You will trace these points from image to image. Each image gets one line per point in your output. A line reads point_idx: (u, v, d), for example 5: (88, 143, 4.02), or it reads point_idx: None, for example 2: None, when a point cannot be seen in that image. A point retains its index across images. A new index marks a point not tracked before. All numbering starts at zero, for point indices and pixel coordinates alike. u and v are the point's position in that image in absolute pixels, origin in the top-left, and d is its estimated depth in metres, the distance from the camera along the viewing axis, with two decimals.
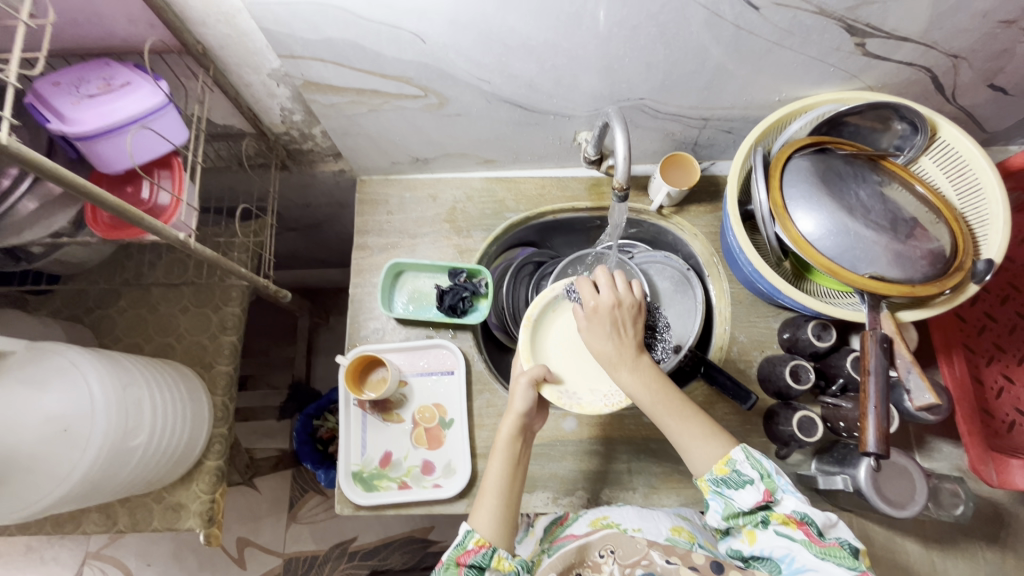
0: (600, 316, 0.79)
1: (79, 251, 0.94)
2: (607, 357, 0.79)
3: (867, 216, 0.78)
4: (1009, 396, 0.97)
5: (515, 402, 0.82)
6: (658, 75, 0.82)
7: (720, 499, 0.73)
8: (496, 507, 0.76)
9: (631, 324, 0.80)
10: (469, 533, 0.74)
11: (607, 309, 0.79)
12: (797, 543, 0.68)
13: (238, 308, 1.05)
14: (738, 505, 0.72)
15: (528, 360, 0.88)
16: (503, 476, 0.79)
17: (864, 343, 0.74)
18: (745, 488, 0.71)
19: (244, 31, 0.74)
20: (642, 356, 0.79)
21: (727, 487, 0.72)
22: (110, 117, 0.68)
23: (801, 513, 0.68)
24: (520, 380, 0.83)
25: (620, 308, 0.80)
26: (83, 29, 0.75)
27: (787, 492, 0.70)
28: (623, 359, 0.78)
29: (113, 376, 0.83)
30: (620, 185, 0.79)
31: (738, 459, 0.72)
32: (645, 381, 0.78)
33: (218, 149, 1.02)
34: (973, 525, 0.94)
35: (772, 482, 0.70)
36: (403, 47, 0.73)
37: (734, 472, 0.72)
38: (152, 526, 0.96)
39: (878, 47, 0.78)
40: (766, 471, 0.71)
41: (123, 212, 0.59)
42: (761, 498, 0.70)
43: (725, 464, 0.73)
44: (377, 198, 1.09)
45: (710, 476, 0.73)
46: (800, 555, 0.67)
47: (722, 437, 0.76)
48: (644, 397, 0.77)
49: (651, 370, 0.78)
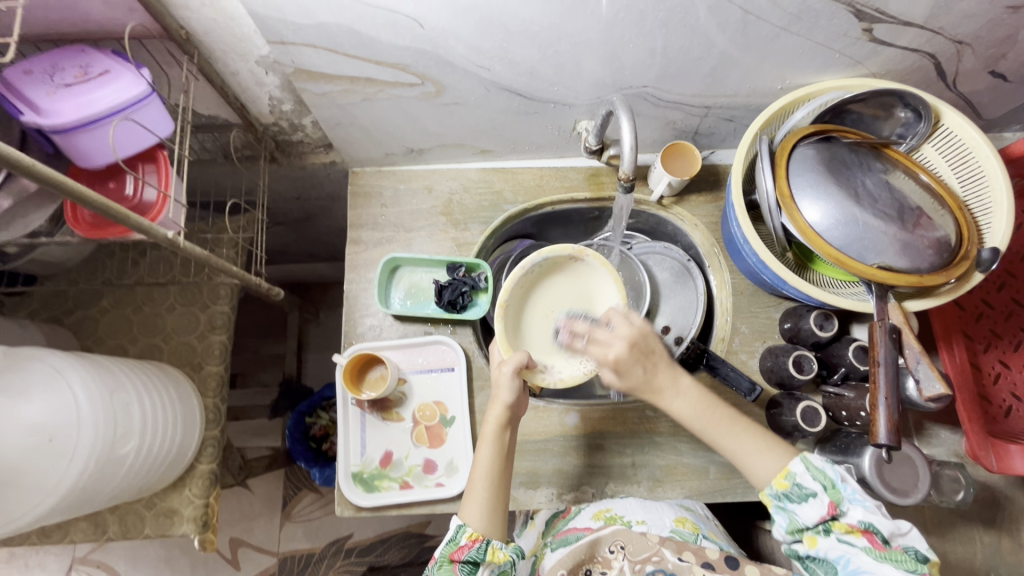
0: (625, 366, 0.76)
1: (57, 250, 0.90)
2: (650, 392, 0.77)
3: (874, 205, 0.77)
4: (1005, 382, 0.99)
5: (502, 393, 0.80)
6: (662, 62, 0.80)
7: (783, 512, 0.71)
8: (486, 497, 0.76)
9: (655, 355, 0.77)
10: (461, 527, 0.74)
11: (628, 358, 0.76)
12: (858, 548, 0.65)
13: (228, 306, 1.01)
14: (802, 519, 0.69)
15: (506, 350, 0.86)
16: (492, 464, 0.78)
17: (872, 334, 0.74)
18: (809, 502, 0.69)
19: (231, 15, 0.70)
20: (680, 376, 0.78)
21: (789, 501, 0.70)
22: (90, 108, 0.64)
23: (867, 522, 0.66)
24: (503, 370, 0.80)
25: (638, 350, 0.76)
26: (55, 13, 0.70)
27: (853, 502, 0.67)
28: (664, 387, 0.77)
29: (99, 382, 0.79)
30: (626, 175, 0.78)
31: (798, 471, 0.71)
32: (691, 400, 0.77)
33: (203, 141, 0.98)
34: (970, 509, 0.96)
35: (836, 494, 0.68)
36: (400, 33, 0.69)
37: (796, 486, 0.70)
38: (144, 533, 0.93)
39: (884, 33, 0.77)
40: (830, 482, 0.69)
41: (109, 211, 0.55)
42: (826, 511, 0.68)
43: (785, 478, 0.71)
44: (371, 190, 1.05)
45: (771, 490, 0.72)
46: (858, 557, 0.65)
47: (783, 448, 0.75)
48: (700, 415, 0.77)
49: (692, 387, 0.78)
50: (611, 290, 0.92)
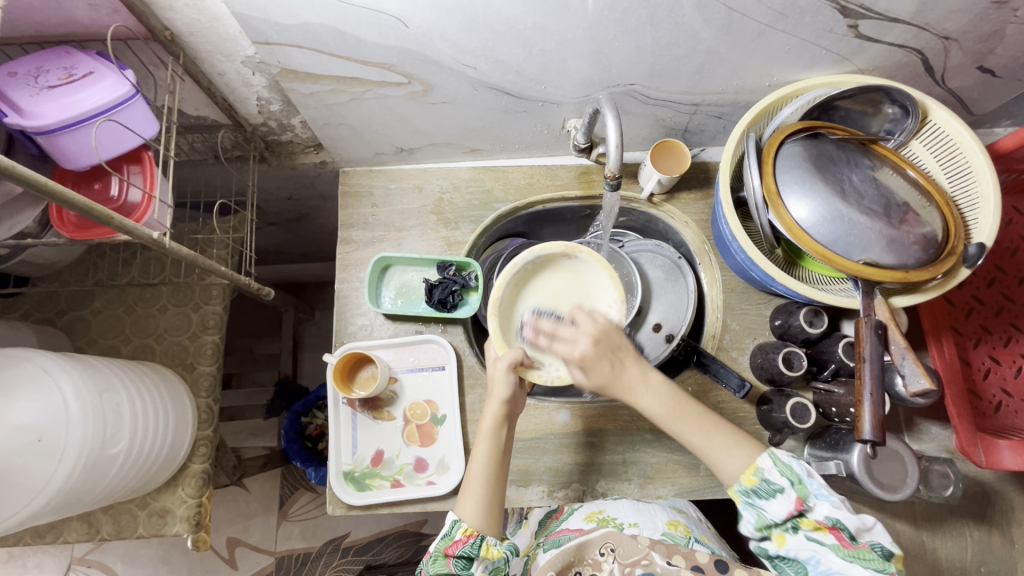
0: (591, 362, 0.77)
1: (47, 252, 0.90)
2: (618, 388, 0.77)
3: (860, 201, 0.77)
4: (996, 377, 1.00)
5: (498, 389, 0.81)
6: (648, 59, 0.80)
7: (751, 509, 0.71)
8: (482, 493, 0.76)
9: (621, 351, 0.79)
10: (457, 522, 0.75)
11: (592, 354, 0.78)
12: (826, 547, 0.67)
13: (220, 307, 1.01)
14: (770, 516, 0.69)
15: (501, 347, 0.86)
16: (489, 462, 0.78)
17: (859, 330, 0.75)
18: (776, 498, 0.69)
19: (215, 16, 0.70)
20: (650, 373, 0.78)
21: (757, 497, 0.70)
22: (73, 110, 0.64)
23: (833, 519, 0.66)
24: (498, 366, 0.82)
25: (603, 345, 0.78)
26: (40, 15, 0.71)
27: (819, 497, 0.67)
28: (634, 383, 0.77)
29: (89, 382, 0.79)
30: (612, 173, 0.78)
31: (766, 466, 0.70)
32: (662, 396, 0.77)
33: (193, 142, 0.98)
34: (960, 505, 0.96)
35: (803, 489, 0.68)
36: (384, 32, 0.69)
37: (763, 482, 0.70)
38: (137, 533, 0.93)
39: (870, 29, 0.77)
40: (797, 478, 0.68)
41: (91, 211, 0.55)
42: (792, 507, 0.68)
43: (753, 474, 0.71)
44: (361, 190, 1.05)
45: (740, 487, 0.71)
46: (826, 557, 0.67)
47: (752, 444, 0.74)
48: (668, 410, 0.76)
49: (662, 384, 0.78)
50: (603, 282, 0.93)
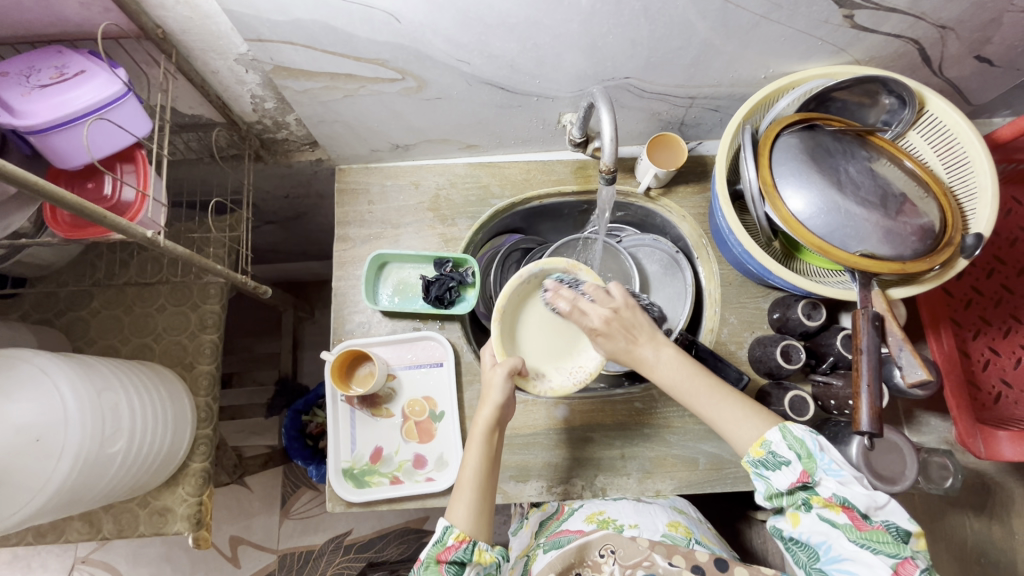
0: (604, 338, 0.78)
1: (44, 251, 0.90)
2: (631, 359, 0.79)
3: (857, 193, 0.77)
4: (995, 368, 0.99)
5: (493, 393, 0.81)
6: (643, 52, 0.80)
7: (760, 479, 0.71)
8: (473, 498, 0.77)
9: (635, 328, 0.78)
10: (447, 529, 0.74)
11: (608, 331, 0.77)
12: (837, 528, 0.66)
13: (218, 305, 1.01)
14: (776, 485, 0.70)
15: (500, 354, 0.85)
16: (479, 467, 0.79)
17: (856, 322, 0.74)
18: (782, 470, 0.69)
19: (206, 13, 0.70)
20: (661, 343, 0.78)
21: (764, 468, 0.71)
22: (65, 108, 0.64)
23: (841, 497, 0.66)
24: (497, 372, 0.82)
25: (616, 321, 0.78)
26: (32, 15, 0.70)
27: (828, 473, 0.67)
28: (645, 356, 0.78)
29: (86, 382, 0.79)
30: (607, 166, 0.78)
31: (774, 440, 0.70)
32: (671, 368, 0.77)
33: (187, 140, 0.98)
34: (960, 496, 0.96)
35: (811, 463, 0.68)
36: (377, 28, 0.69)
37: (771, 455, 0.70)
38: (138, 531, 0.93)
39: (866, 19, 0.76)
40: (806, 452, 0.68)
41: (83, 209, 0.55)
42: (798, 479, 0.68)
43: (761, 446, 0.71)
44: (358, 187, 1.05)
45: (749, 458, 0.72)
46: (838, 543, 0.66)
47: (765, 416, 0.74)
48: (680, 384, 0.77)
49: (673, 357, 0.78)
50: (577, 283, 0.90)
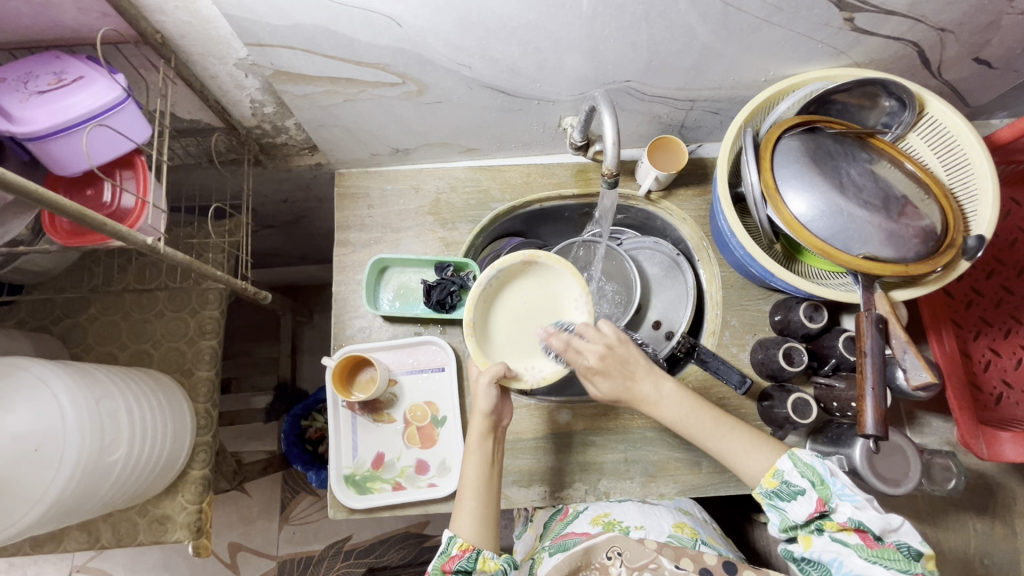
0: (601, 375, 0.81)
1: (42, 258, 0.89)
2: (632, 398, 0.81)
3: (859, 195, 0.77)
4: (996, 369, 1.00)
5: (480, 403, 0.81)
6: (644, 56, 0.80)
7: (775, 510, 0.72)
8: (476, 507, 0.77)
9: (630, 364, 0.81)
10: (452, 538, 0.74)
11: (602, 368, 0.80)
12: (849, 548, 0.66)
13: (218, 311, 1.01)
14: (792, 516, 0.70)
15: (483, 363, 0.85)
16: (478, 475, 0.79)
17: (859, 325, 0.74)
18: (797, 500, 0.70)
19: (206, 18, 0.69)
20: (662, 380, 0.81)
21: (779, 499, 0.72)
22: (63, 115, 0.64)
23: (856, 520, 0.66)
24: (480, 380, 0.82)
25: (610, 357, 0.80)
26: (29, 20, 0.70)
27: (842, 498, 0.68)
28: (646, 395, 0.81)
29: (85, 390, 0.79)
30: (609, 170, 0.78)
31: (786, 469, 0.72)
32: (676, 404, 0.80)
33: (186, 146, 0.97)
34: (962, 497, 0.96)
35: (825, 490, 0.69)
36: (377, 32, 0.69)
37: (784, 484, 0.71)
38: (138, 541, 0.92)
39: (866, 22, 0.76)
40: (819, 478, 0.69)
41: (82, 218, 0.54)
42: (814, 509, 0.68)
43: (774, 477, 0.73)
44: (357, 191, 1.05)
45: (762, 489, 0.73)
46: (850, 560, 0.66)
47: (772, 445, 0.77)
48: (685, 420, 0.80)
49: (674, 392, 0.81)
50: (573, 288, 0.90)
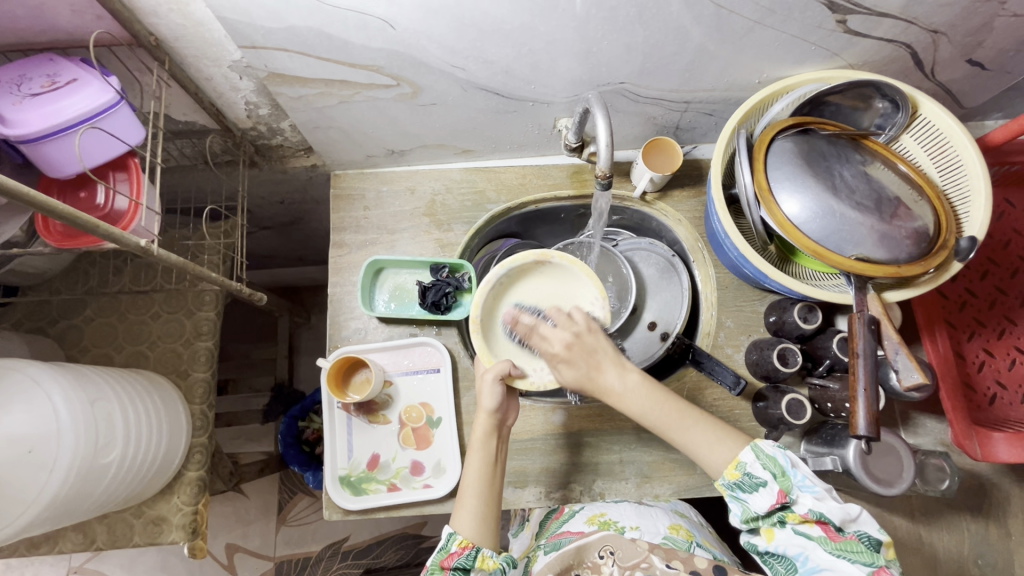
0: (565, 364, 0.79)
1: (37, 260, 0.89)
2: (597, 388, 0.78)
3: (852, 197, 0.77)
4: (990, 369, 1.00)
5: (485, 399, 0.81)
6: (637, 58, 0.80)
7: (738, 502, 0.73)
8: (477, 506, 0.77)
9: (597, 353, 0.79)
10: (452, 535, 0.75)
11: (567, 356, 0.78)
12: (812, 541, 0.67)
13: (213, 312, 1.01)
14: (754, 508, 0.71)
15: (488, 361, 0.86)
16: (482, 472, 0.79)
17: (852, 326, 0.75)
18: (759, 492, 0.70)
19: (199, 20, 0.70)
20: (628, 372, 0.79)
21: (741, 491, 0.72)
22: (58, 117, 0.64)
23: (817, 512, 0.67)
24: (486, 377, 0.81)
25: (575, 345, 0.78)
26: (23, 22, 0.70)
27: (803, 489, 0.68)
28: (611, 385, 0.78)
29: (80, 392, 0.79)
30: (602, 172, 0.78)
31: (748, 461, 0.71)
32: (639, 396, 0.77)
33: (181, 147, 0.98)
34: (957, 497, 0.97)
35: (786, 481, 0.69)
36: (371, 34, 0.69)
37: (746, 476, 0.71)
38: (133, 542, 0.92)
39: (859, 24, 0.77)
40: (780, 470, 0.69)
41: (75, 220, 0.54)
42: (776, 501, 0.69)
43: (736, 469, 0.72)
44: (353, 193, 1.05)
45: (724, 481, 0.73)
46: (814, 553, 0.67)
47: (735, 437, 0.76)
48: (650, 412, 0.77)
49: (640, 384, 0.78)
50: (588, 288, 0.89)
